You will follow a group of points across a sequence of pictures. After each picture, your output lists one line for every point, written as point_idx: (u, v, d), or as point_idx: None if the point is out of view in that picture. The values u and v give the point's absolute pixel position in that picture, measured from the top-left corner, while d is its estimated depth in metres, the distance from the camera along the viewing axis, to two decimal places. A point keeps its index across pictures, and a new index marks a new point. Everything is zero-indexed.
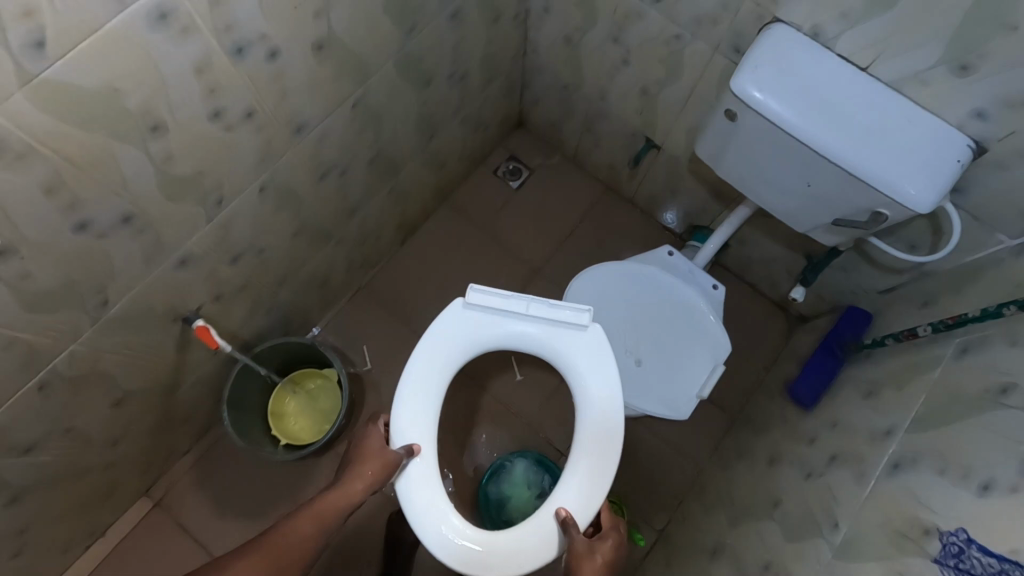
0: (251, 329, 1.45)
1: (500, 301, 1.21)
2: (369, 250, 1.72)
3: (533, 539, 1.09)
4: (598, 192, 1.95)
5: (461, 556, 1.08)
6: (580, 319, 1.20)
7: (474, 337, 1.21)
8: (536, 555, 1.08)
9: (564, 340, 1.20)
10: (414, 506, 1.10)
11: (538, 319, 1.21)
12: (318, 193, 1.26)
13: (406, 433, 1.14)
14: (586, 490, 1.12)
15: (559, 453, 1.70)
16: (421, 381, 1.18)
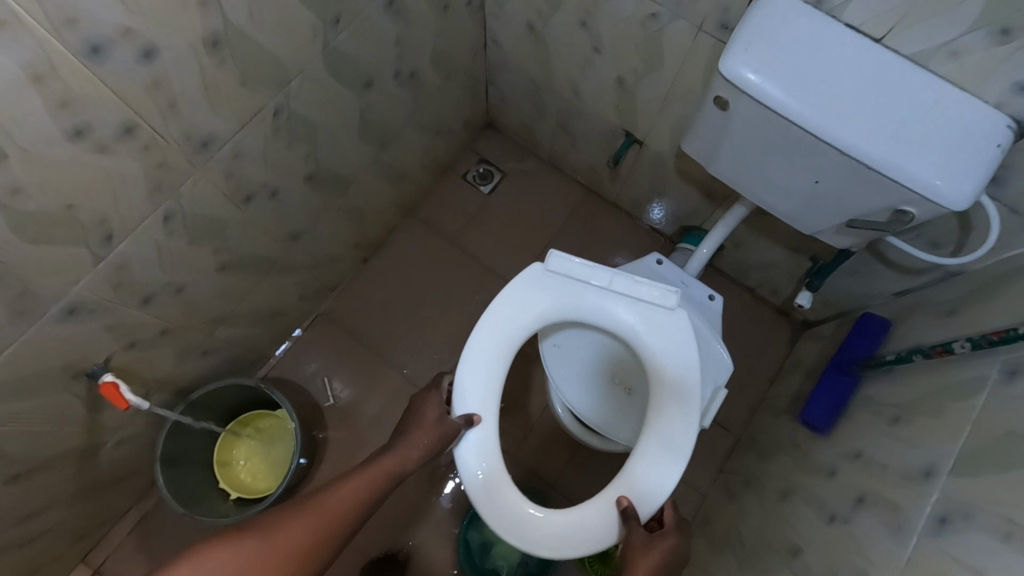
0: (188, 375, 1.27)
1: (583, 271, 1.13)
2: (325, 274, 1.54)
3: (592, 523, 1.02)
4: (577, 195, 1.78)
5: (515, 530, 1.02)
6: (665, 296, 1.11)
7: (547, 306, 1.13)
8: (591, 543, 1.01)
9: (643, 319, 1.11)
10: (470, 474, 1.04)
11: (622, 295, 1.13)
12: (246, 218, 1.09)
13: (467, 400, 1.07)
14: (652, 480, 1.04)
15: (548, 487, 1.52)
16: (489, 346, 1.11)
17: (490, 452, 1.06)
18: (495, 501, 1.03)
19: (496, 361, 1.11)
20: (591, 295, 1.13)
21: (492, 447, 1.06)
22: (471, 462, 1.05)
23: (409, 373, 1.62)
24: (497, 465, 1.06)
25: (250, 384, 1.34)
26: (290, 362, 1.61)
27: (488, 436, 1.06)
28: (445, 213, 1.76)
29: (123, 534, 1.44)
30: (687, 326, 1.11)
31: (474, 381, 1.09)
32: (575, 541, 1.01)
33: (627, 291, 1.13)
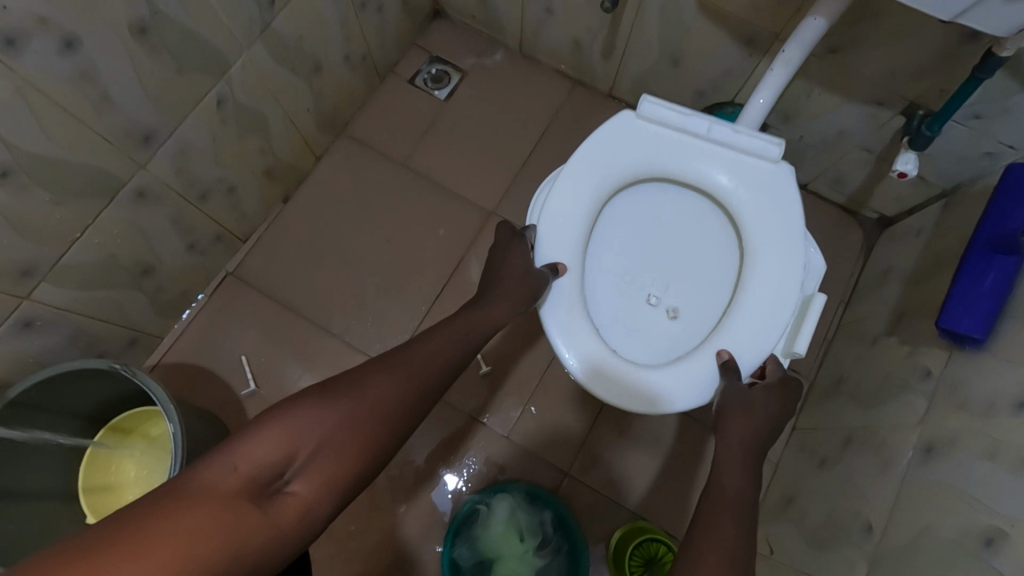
0: (7, 360, 0.84)
1: (682, 114, 0.79)
2: (227, 213, 1.11)
3: (689, 384, 0.74)
4: (562, 91, 1.37)
5: (601, 384, 0.74)
6: (769, 150, 0.77)
7: (634, 153, 0.80)
8: (684, 404, 0.74)
9: (744, 174, 0.78)
10: (553, 321, 0.76)
11: (720, 148, 0.79)
12: (19, 84, 0.65)
13: (551, 244, 0.78)
14: (765, 340, 0.75)
15: (562, 474, 1.10)
16: (571, 188, 0.80)
17: (573, 314, 0.76)
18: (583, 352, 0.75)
19: (581, 209, 0.80)
20: (686, 149, 0.80)
21: (577, 314, 0.76)
22: (550, 313, 0.76)
23: (359, 339, 1.19)
24: (581, 320, 0.76)
25: (114, 371, 0.89)
26: (195, 340, 1.17)
27: (574, 312, 0.76)
28: (391, 128, 1.33)
29: None
30: (798, 190, 0.77)
31: (540, 245, 0.79)
32: (666, 403, 0.74)
33: (731, 144, 0.78)
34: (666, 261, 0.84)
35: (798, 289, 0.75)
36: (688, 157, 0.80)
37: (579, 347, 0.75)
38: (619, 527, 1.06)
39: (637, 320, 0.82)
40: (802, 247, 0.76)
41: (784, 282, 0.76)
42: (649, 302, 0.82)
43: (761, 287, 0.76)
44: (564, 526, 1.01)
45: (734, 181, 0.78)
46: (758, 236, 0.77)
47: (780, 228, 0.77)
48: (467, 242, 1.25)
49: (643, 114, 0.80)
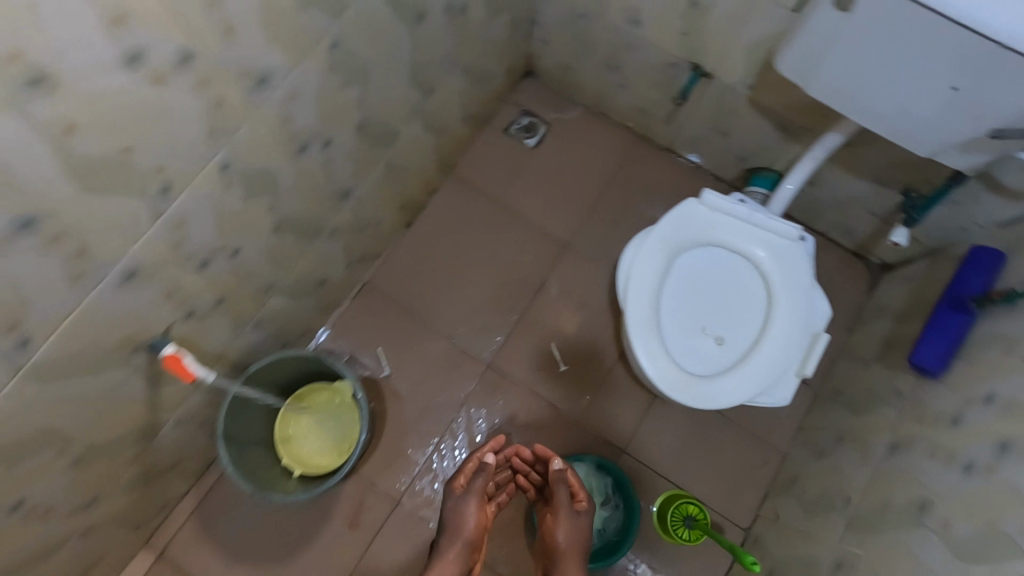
0: (244, 346, 1.19)
1: (731, 204, 1.14)
2: (372, 238, 1.45)
3: (732, 388, 1.06)
4: (628, 143, 1.67)
5: (671, 383, 1.06)
6: (789, 232, 1.12)
7: (696, 228, 1.14)
8: (726, 401, 1.06)
9: (772, 246, 1.13)
10: (639, 340, 1.08)
11: (756, 228, 1.14)
12: (300, 172, 0.99)
13: (639, 284, 1.10)
14: (783, 360, 1.07)
15: (619, 451, 1.43)
16: (653, 248, 1.12)
17: (652, 336, 1.08)
18: (659, 361, 1.07)
19: (660, 262, 1.12)
20: (733, 227, 1.14)
21: (650, 339, 1.08)
22: (637, 335, 1.08)
23: (463, 340, 1.51)
24: (657, 339, 1.08)
25: (311, 356, 1.26)
26: (341, 333, 1.51)
27: (649, 337, 1.08)
28: (489, 169, 1.65)
29: (179, 525, 1.37)
30: (807, 259, 1.12)
31: (626, 288, 1.11)
32: (715, 400, 1.06)
33: (764, 226, 1.13)
34: (715, 301, 1.13)
35: (803, 329, 1.09)
36: (735, 233, 1.14)
37: (657, 358, 1.07)
38: (661, 494, 1.40)
39: (693, 344, 1.11)
40: (810, 297, 1.10)
41: (798, 321, 1.09)
42: (702, 331, 1.11)
43: (783, 324, 1.09)
44: (620, 488, 1.35)
45: (763, 251, 1.13)
46: (781, 289, 1.11)
47: (796, 284, 1.10)
48: (549, 266, 1.57)
49: (704, 202, 1.15)
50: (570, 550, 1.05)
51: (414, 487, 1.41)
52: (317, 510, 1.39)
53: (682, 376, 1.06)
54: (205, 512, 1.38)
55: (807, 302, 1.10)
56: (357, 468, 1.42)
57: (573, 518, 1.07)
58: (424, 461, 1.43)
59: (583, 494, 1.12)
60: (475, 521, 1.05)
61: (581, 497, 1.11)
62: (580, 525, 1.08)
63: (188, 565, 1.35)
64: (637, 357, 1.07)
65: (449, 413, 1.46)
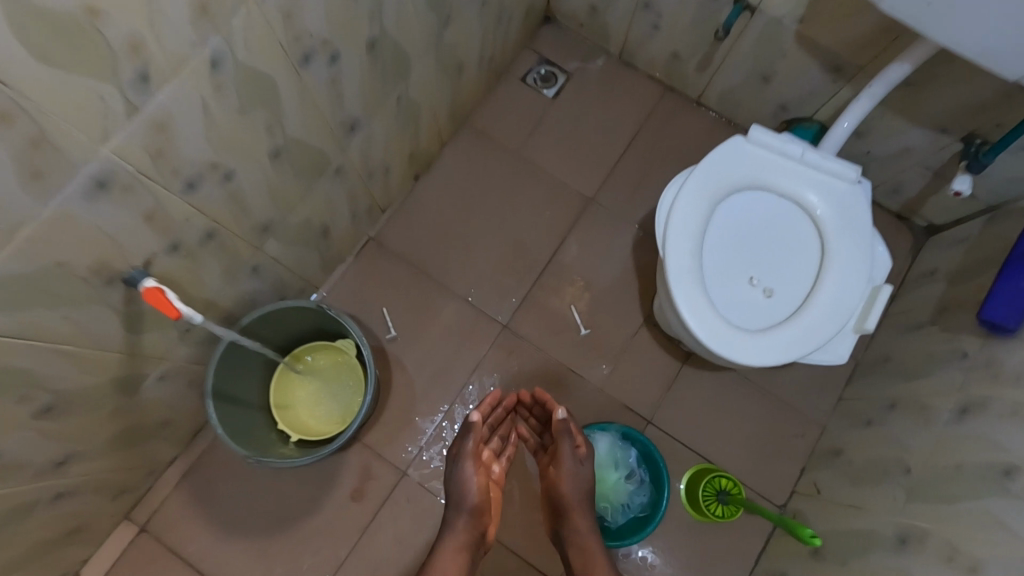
0: (238, 296, 1.07)
1: (783, 142, 1.02)
2: (380, 188, 1.33)
3: (783, 343, 0.95)
4: (654, 95, 1.55)
5: (718, 337, 0.94)
6: (846, 173, 1.01)
7: (743, 169, 1.02)
8: (777, 358, 0.95)
9: (826, 189, 1.01)
10: (683, 291, 0.96)
11: (808, 169, 1.02)
12: (303, 89, 0.87)
13: (681, 229, 0.98)
14: (840, 313, 0.96)
15: (646, 421, 1.32)
16: (695, 191, 1.00)
17: (697, 286, 0.96)
18: (704, 314, 0.95)
19: (703, 206, 1.00)
20: (784, 167, 1.02)
21: (695, 290, 0.96)
22: (679, 285, 0.96)
23: (476, 301, 1.40)
24: (702, 290, 0.96)
25: (312, 307, 1.14)
26: (345, 292, 1.39)
27: (693, 287, 0.96)
28: (506, 120, 1.53)
29: (164, 495, 1.25)
30: (866, 204, 1.01)
31: (666, 234, 0.99)
32: (765, 356, 0.94)
33: (817, 167, 1.02)
34: (763, 250, 1.02)
35: (863, 278, 0.98)
36: (787, 175, 1.02)
37: (701, 310, 0.95)
38: (690, 466, 1.29)
39: (739, 295, 1.00)
40: (870, 245, 0.99)
41: (855, 271, 0.98)
42: (749, 282, 1.00)
43: (839, 274, 0.98)
44: (645, 462, 1.25)
45: (817, 194, 1.01)
46: (837, 236, 0.99)
47: (854, 230, 0.99)
48: (570, 224, 1.45)
49: (752, 140, 1.03)
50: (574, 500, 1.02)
51: (422, 458, 1.30)
52: (316, 480, 1.28)
53: (732, 330, 0.95)
54: (194, 482, 1.26)
55: (865, 250, 0.99)
56: (360, 437, 1.30)
57: (574, 468, 1.03)
58: (433, 430, 1.31)
59: (582, 439, 1.06)
60: (481, 487, 1.01)
61: (580, 443, 1.05)
62: (583, 473, 1.04)
63: (175, 539, 1.23)
64: (679, 310, 0.95)
65: (461, 378, 1.35)
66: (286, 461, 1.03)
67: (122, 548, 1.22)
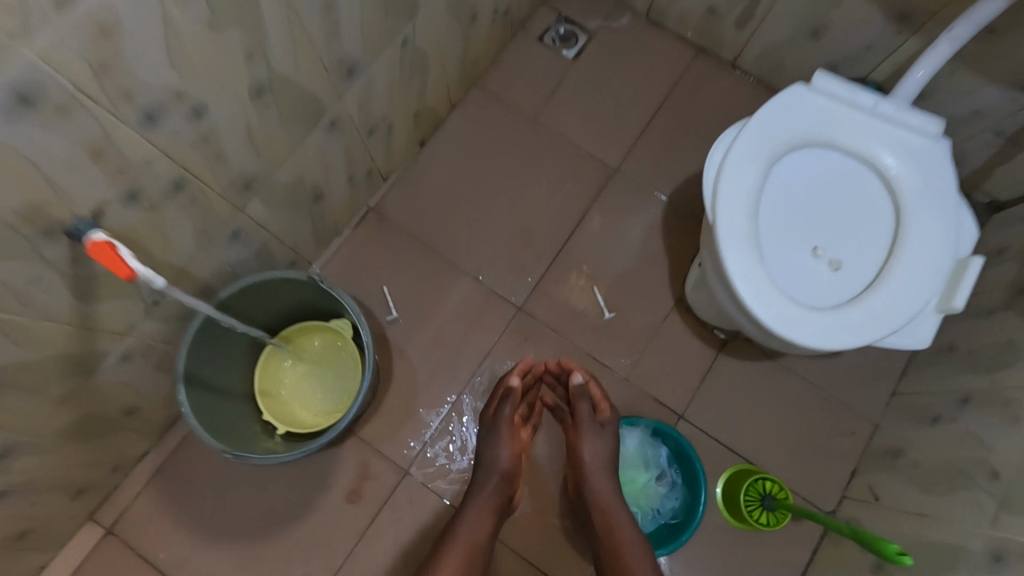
0: (216, 265, 0.92)
1: (852, 90, 0.87)
2: (381, 151, 1.18)
3: (853, 324, 0.81)
4: (685, 57, 1.41)
5: (778, 315, 0.80)
6: (927, 127, 0.86)
7: (805, 121, 0.87)
8: (847, 340, 0.80)
9: (904, 145, 0.86)
10: (738, 262, 0.81)
11: (881, 122, 0.87)
12: (291, 10, 0.72)
13: (735, 190, 0.84)
14: (921, 290, 0.82)
15: (677, 416, 1.18)
16: (750, 146, 0.86)
17: (754, 255, 0.82)
18: (763, 288, 0.81)
19: (758, 163, 0.85)
20: (852, 121, 0.88)
21: (751, 258, 0.81)
22: (734, 254, 0.81)
23: (487, 280, 1.25)
24: (759, 260, 0.82)
25: (302, 280, 0.99)
26: (341, 268, 1.24)
27: (749, 255, 0.81)
28: (521, 82, 1.38)
29: (134, 494, 1.11)
30: (950, 163, 0.86)
31: (717, 195, 0.84)
32: (833, 338, 0.80)
33: (892, 120, 0.87)
34: (827, 218, 0.87)
35: (948, 250, 0.83)
36: (856, 129, 0.87)
37: (759, 284, 0.81)
38: (728, 466, 1.15)
39: (800, 268, 0.85)
40: (956, 211, 0.84)
41: (939, 240, 0.83)
42: (812, 252, 0.85)
43: (919, 244, 0.83)
44: (677, 461, 1.11)
45: (892, 152, 0.86)
46: (917, 200, 0.84)
47: (936, 194, 0.84)
48: (592, 196, 1.31)
49: (816, 88, 0.88)
50: (595, 467, 0.95)
51: (427, 454, 1.16)
52: (307, 479, 1.14)
53: (793, 308, 0.80)
54: (168, 479, 1.12)
55: (950, 217, 0.84)
56: (356, 430, 1.16)
57: (597, 434, 0.97)
58: (439, 423, 1.17)
59: (603, 404, 1.00)
60: (514, 451, 0.98)
61: (602, 408, 1.00)
62: (607, 440, 0.97)
63: (145, 543, 1.09)
64: (733, 284, 0.81)
65: (470, 365, 1.21)
66: (271, 456, 0.89)
67: (86, 553, 1.08)
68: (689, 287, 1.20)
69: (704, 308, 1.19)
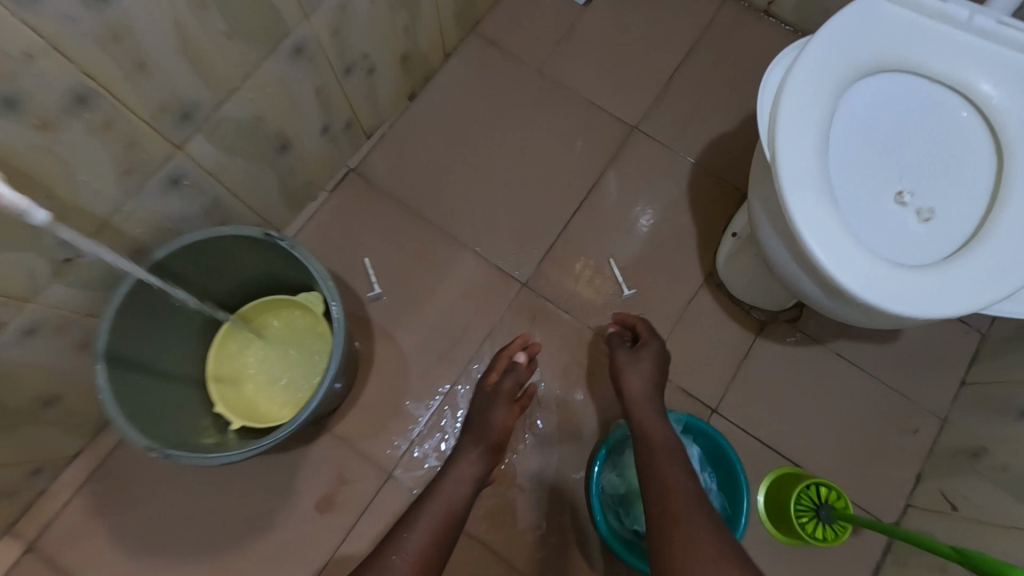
0: (152, 220, 0.75)
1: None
2: (363, 99, 1.01)
3: (959, 286, 0.62)
4: (712, 3, 1.23)
5: (862, 277, 0.62)
6: None
7: (882, 40, 0.70)
8: (951, 308, 0.62)
9: (1010, 66, 0.68)
10: (809, 209, 0.63)
11: (978, 39, 0.69)
12: None
13: (800, 120, 0.66)
14: None
15: (710, 410, 1.01)
16: (817, 67, 0.68)
17: (828, 201, 0.64)
18: (841, 241, 0.63)
19: (827, 90, 0.68)
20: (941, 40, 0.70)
21: (824, 203, 0.64)
22: (802, 199, 0.63)
23: (487, 252, 1.08)
24: (835, 208, 0.64)
25: (259, 243, 0.80)
26: (315, 237, 1.06)
27: (820, 200, 0.64)
28: (526, 29, 1.21)
29: (62, 502, 0.93)
30: None
31: (777, 128, 0.66)
32: (933, 304, 0.62)
33: (993, 36, 0.69)
34: (914, 156, 0.69)
35: None
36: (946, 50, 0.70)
37: (836, 236, 0.63)
38: (773, 468, 0.97)
39: (884, 219, 0.67)
40: None
41: None
42: (897, 200, 0.67)
43: None
44: (713, 464, 0.93)
45: (993, 76, 0.69)
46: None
47: None
48: (608, 157, 1.13)
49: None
50: (639, 390, 0.81)
51: (414, 454, 0.98)
52: (270, 484, 0.95)
53: (880, 265, 0.62)
54: (105, 485, 0.94)
55: None
56: (332, 426, 0.98)
57: (640, 354, 0.85)
58: (430, 417, 1.00)
59: (644, 330, 0.90)
60: (505, 417, 0.83)
61: (643, 335, 0.89)
62: (650, 360, 0.84)
63: (76, 562, 0.91)
64: (803, 237, 0.63)
65: (466, 351, 1.03)
66: (207, 456, 0.70)
67: None
68: (723, 260, 1.03)
69: (741, 284, 1.01)
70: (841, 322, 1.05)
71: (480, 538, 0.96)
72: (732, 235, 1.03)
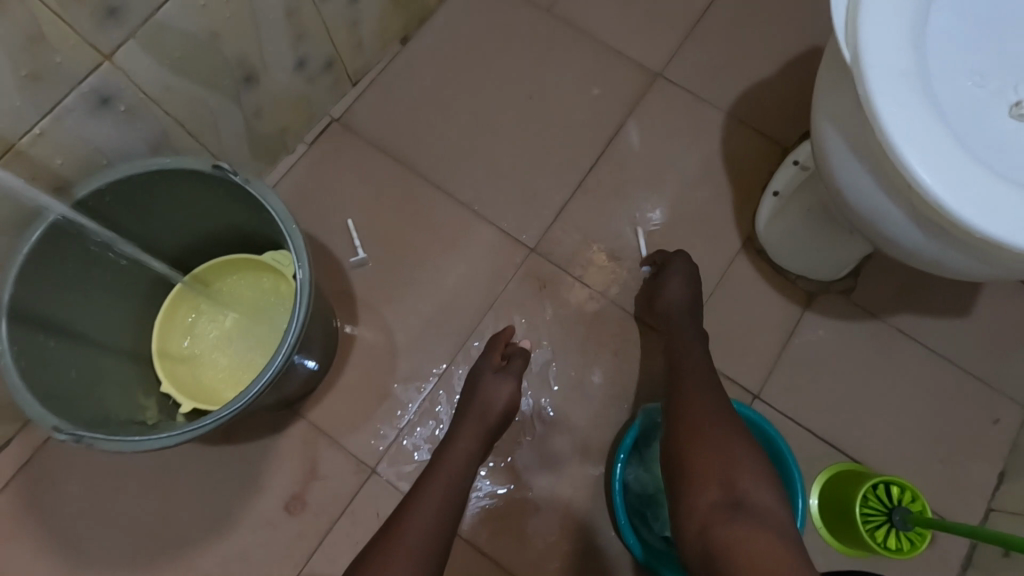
0: (72, 147, 0.61)
1: None
2: (345, 32, 0.86)
3: None
4: None
5: (981, 199, 0.47)
6: None
7: None
8: None
9: None
10: (904, 112, 0.48)
11: None
12: None
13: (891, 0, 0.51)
14: None
15: (751, 396, 0.86)
16: None
17: (926, 103, 0.49)
18: (949, 154, 0.48)
19: None
20: None
21: (928, 111, 0.49)
22: (892, 100, 0.49)
23: (490, 214, 0.93)
24: (937, 113, 0.49)
25: (208, 183, 0.65)
26: (293, 195, 0.92)
27: (919, 101, 0.49)
28: None
29: None
30: None
31: (860, 10, 0.51)
32: None
33: None
34: None
35: None
36: None
37: (942, 145, 0.48)
38: (827, 469, 0.83)
39: (1000, 134, 0.52)
40: None
41: None
42: (1015, 111, 0.53)
43: None
44: None
45: None
46: None
47: None
48: (629, 107, 0.98)
49: None
50: (675, 307, 0.80)
51: (403, 444, 0.83)
52: (234, 480, 0.81)
53: (1005, 185, 0.47)
54: (38, 478, 0.80)
55: None
56: (308, 412, 0.84)
57: (667, 276, 0.83)
58: (423, 402, 0.85)
59: (662, 257, 0.87)
60: (506, 402, 0.76)
61: (662, 261, 0.86)
62: (679, 280, 0.82)
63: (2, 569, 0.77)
64: (896, 148, 0.48)
65: (465, 326, 0.88)
66: (130, 438, 0.57)
67: None
68: (764, 221, 0.89)
69: (786, 247, 0.87)
70: (904, 294, 0.90)
71: (480, 544, 0.82)
72: (772, 193, 0.89)
